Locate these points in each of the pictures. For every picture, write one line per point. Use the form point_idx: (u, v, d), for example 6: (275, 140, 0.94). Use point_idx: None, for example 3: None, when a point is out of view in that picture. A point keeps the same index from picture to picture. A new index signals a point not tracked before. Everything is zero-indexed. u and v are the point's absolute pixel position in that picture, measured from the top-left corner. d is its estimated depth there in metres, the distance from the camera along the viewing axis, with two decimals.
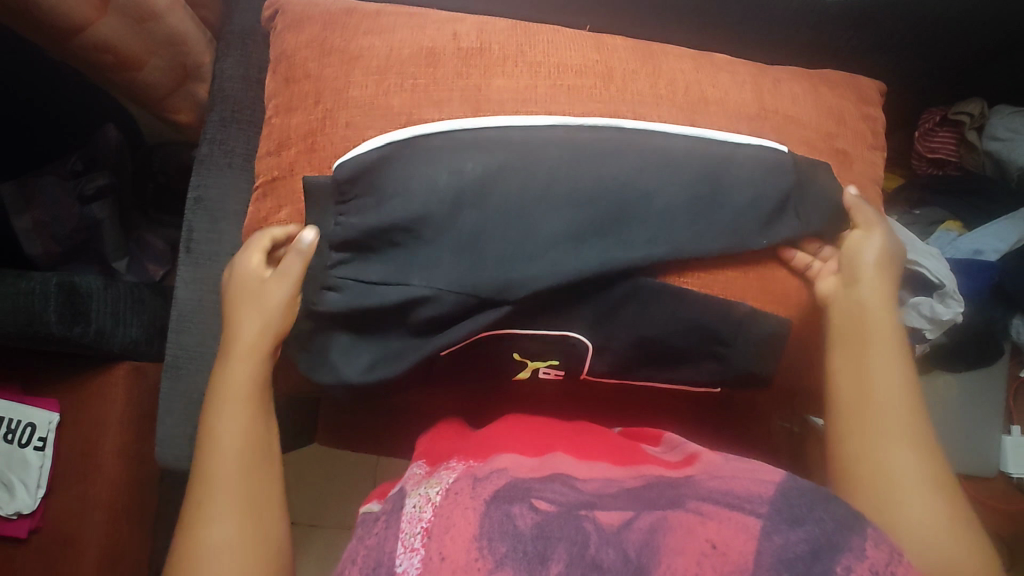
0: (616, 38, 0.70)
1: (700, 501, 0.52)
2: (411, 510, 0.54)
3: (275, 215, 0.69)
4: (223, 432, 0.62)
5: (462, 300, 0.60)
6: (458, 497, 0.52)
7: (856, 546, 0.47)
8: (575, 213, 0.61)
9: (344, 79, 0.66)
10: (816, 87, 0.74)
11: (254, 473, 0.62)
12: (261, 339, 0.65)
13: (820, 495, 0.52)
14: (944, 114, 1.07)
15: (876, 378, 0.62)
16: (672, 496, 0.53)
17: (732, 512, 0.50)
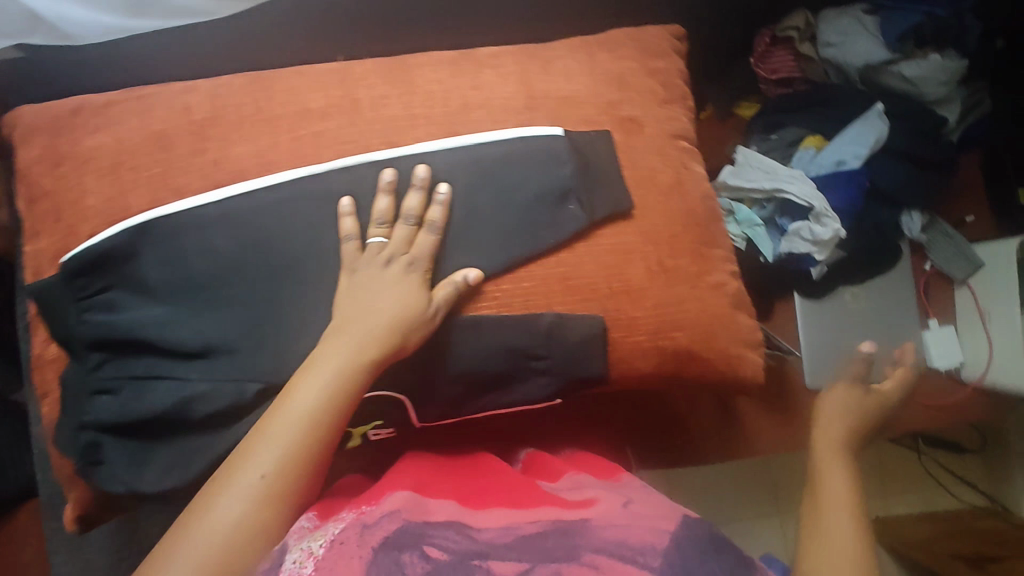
0: (363, 64, 0.66)
1: (595, 552, 0.47)
2: (288, 565, 0.46)
3: (48, 349, 0.63)
4: (299, 418, 0.51)
5: (240, 392, 0.57)
6: (343, 548, 0.47)
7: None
8: (344, 266, 0.59)
9: (77, 187, 0.61)
10: (591, 55, 0.70)
11: (293, 479, 0.50)
12: (405, 273, 0.57)
13: (711, 543, 0.49)
14: (773, 33, 1.04)
15: (833, 525, 0.58)
16: (566, 547, 0.47)
17: (625, 565, 0.46)
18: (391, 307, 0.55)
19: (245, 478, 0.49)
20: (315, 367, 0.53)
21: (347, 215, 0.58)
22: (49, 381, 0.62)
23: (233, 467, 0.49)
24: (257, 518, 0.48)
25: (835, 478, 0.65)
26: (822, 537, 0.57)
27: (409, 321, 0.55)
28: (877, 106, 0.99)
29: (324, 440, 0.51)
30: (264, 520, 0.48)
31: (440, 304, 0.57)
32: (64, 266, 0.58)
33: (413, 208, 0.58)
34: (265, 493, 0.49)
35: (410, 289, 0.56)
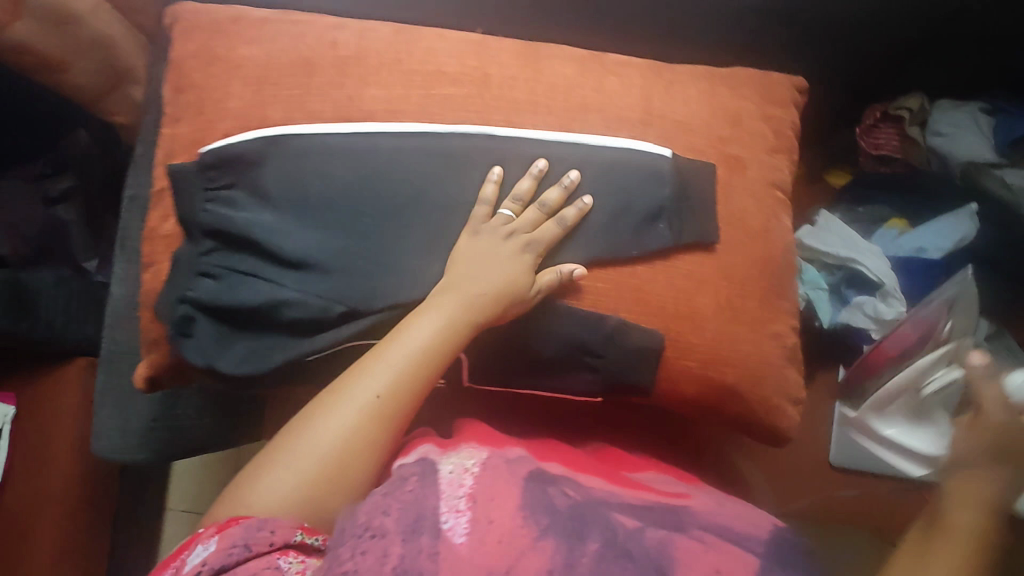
0: (499, 42, 0.70)
1: (702, 530, 0.54)
2: (447, 476, 0.56)
3: (162, 225, 0.69)
4: (414, 350, 0.58)
5: (325, 310, 0.63)
6: (496, 471, 0.57)
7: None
8: (445, 222, 0.64)
9: (224, 89, 0.67)
10: (712, 87, 0.73)
11: (400, 404, 0.57)
12: (525, 249, 0.61)
13: (800, 559, 0.54)
14: (884, 110, 1.01)
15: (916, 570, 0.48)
16: (675, 521, 0.55)
17: (729, 546, 0.53)
18: (502, 278, 0.60)
19: (361, 395, 0.57)
20: (426, 314, 0.59)
21: (492, 182, 0.63)
22: (155, 255, 0.69)
23: (350, 384, 0.57)
24: (370, 432, 0.56)
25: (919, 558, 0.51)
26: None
27: (508, 295, 0.60)
28: (972, 206, 0.99)
29: (429, 375, 0.58)
30: (376, 435, 0.56)
31: (542, 287, 0.62)
32: (202, 155, 0.63)
33: (551, 199, 0.63)
34: (380, 412, 0.57)
35: (518, 266, 0.61)
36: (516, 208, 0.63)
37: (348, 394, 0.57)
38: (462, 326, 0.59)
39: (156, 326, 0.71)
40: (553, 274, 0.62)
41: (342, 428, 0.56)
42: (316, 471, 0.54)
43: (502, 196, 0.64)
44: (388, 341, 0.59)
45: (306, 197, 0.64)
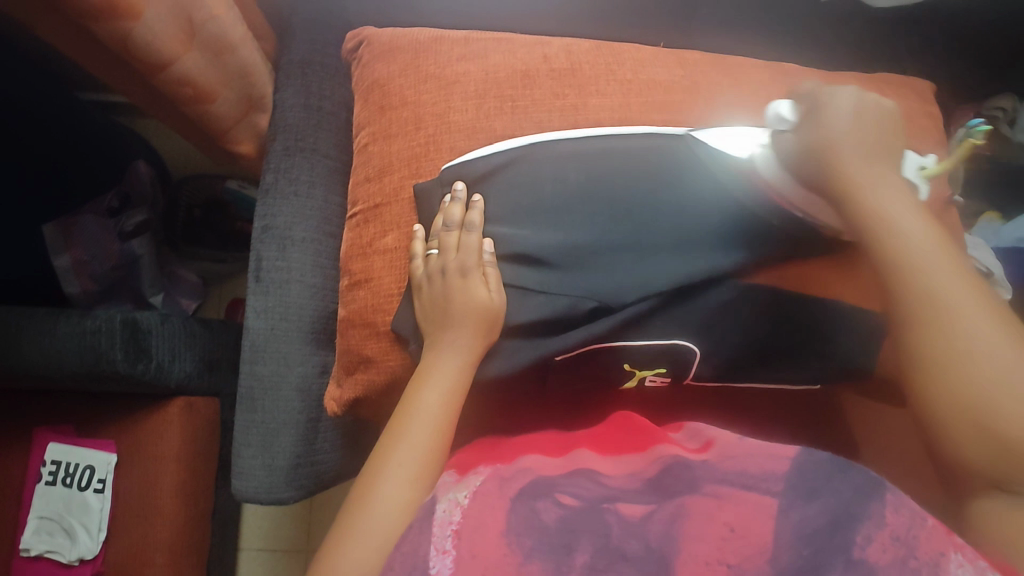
0: (692, 52, 0.74)
1: (717, 483, 0.53)
2: (441, 514, 0.53)
3: (381, 241, 0.68)
4: (423, 407, 0.60)
5: (571, 308, 0.61)
6: (486, 497, 0.53)
7: (874, 513, 0.49)
8: (681, 219, 0.63)
9: (444, 104, 0.68)
10: (879, 91, 0.78)
11: (433, 457, 0.59)
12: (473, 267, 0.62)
13: (836, 466, 0.53)
14: (978, 109, 1.08)
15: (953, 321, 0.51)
16: (688, 481, 0.53)
17: (747, 493, 0.51)
18: (467, 301, 0.61)
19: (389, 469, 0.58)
20: (443, 351, 0.62)
21: (457, 201, 0.64)
22: (375, 270, 0.68)
23: (380, 464, 0.58)
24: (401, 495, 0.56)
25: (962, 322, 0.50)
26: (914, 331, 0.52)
27: (489, 316, 0.62)
28: None
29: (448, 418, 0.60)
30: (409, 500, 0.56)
31: (499, 291, 0.63)
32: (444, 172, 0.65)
33: (454, 216, 0.63)
34: (415, 477, 0.57)
35: (474, 285, 0.62)
36: (443, 227, 0.64)
37: (379, 476, 0.57)
38: (449, 363, 0.61)
39: (375, 346, 0.69)
40: (495, 274, 0.63)
41: (390, 499, 0.56)
42: (374, 547, 0.53)
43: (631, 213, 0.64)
44: (399, 416, 0.61)
45: (544, 198, 0.64)
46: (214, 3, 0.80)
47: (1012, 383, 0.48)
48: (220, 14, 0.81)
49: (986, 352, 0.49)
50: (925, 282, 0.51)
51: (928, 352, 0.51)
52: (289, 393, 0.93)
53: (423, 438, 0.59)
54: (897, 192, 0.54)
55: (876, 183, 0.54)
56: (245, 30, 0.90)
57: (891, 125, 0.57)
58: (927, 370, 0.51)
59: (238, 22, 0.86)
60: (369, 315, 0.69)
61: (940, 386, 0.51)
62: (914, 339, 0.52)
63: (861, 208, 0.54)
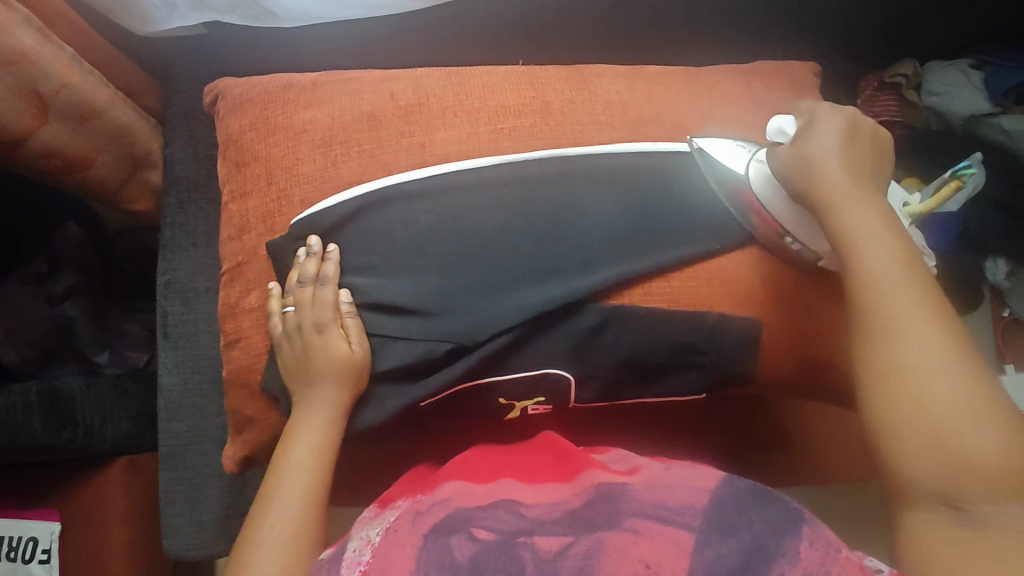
0: (547, 71, 0.73)
1: (634, 517, 0.50)
2: (351, 554, 0.52)
3: (246, 301, 0.68)
4: (300, 461, 0.61)
5: (429, 353, 0.62)
6: (396, 534, 0.52)
7: (790, 550, 0.47)
8: (530, 249, 0.63)
9: (292, 155, 0.67)
10: (749, 82, 0.76)
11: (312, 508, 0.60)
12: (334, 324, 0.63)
13: (755, 498, 0.52)
14: (880, 79, 1.10)
15: (902, 339, 0.53)
16: (608, 514, 0.51)
17: (665, 527, 0.49)
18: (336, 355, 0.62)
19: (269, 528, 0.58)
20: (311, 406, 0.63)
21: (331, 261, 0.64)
22: (243, 331, 0.68)
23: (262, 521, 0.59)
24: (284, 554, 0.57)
25: (912, 336, 0.53)
26: (870, 357, 0.55)
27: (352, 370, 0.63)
28: (978, 154, 1.01)
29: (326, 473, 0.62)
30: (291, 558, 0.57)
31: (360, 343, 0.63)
32: (293, 227, 0.65)
33: (309, 272, 0.63)
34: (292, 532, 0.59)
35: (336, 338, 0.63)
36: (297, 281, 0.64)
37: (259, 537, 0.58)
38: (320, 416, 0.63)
39: (253, 405, 0.68)
40: (354, 326, 0.63)
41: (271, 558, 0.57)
42: None
43: None
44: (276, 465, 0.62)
45: (397, 242, 0.63)
46: (63, 70, 0.74)
47: (942, 398, 0.51)
48: (74, 81, 0.76)
49: (933, 371, 0.52)
50: (894, 310, 0.54)
51: (885, 361, 0.53)
52: (210, 446, 0.91)
53: (297, 498, 0.60)
54: (874, 218, 0.57)
55: (856, 203, 0.58)
56: (112, 89, 0.84)
57: (850, 138, 0.61)
58: (879, 379, 0.54)
59: (100, 84, 0.81)
60: (244, 377, 0.68)
61: (887, 402, 0.53)
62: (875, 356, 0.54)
63: (845, 225, 0.57)
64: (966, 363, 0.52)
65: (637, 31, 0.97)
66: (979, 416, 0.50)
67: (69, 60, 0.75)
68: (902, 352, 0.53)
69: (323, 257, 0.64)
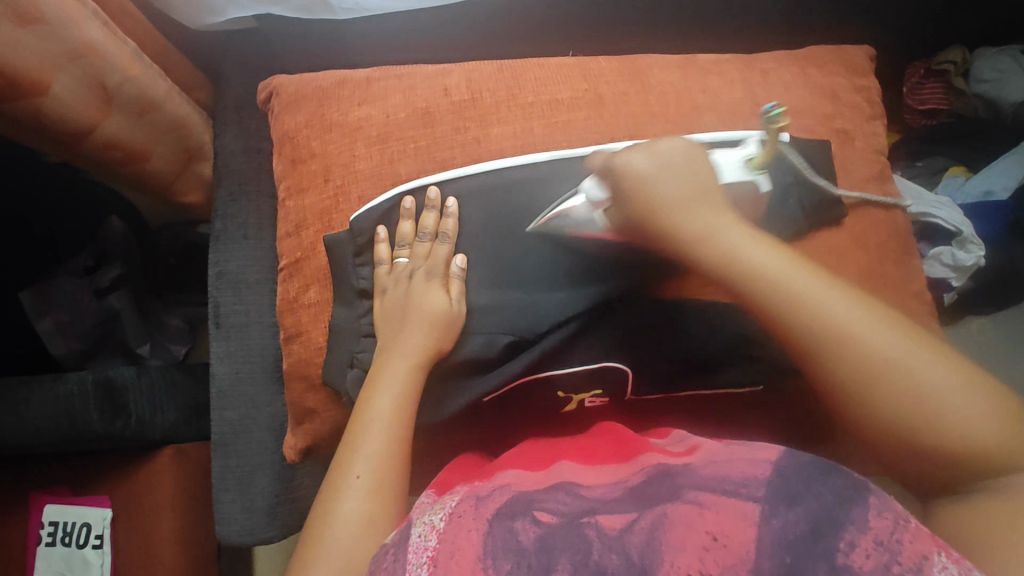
0: (599, 62, 0.72)
1: (698, 490, 0.49)
2: (415, 540, 0.49)
3: (305, 295, 0.69)
4: (375, 415, 0.57)
5: (488, 346, 0.62)
6: (461, 520, 0.50)
7: (859, 519, 0.45)
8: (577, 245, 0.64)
9: (349, 153, 0.68)
10: (804, 68, 0.74)
11: (392, 467, 0.55)
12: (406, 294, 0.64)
13: (820, 470, 0.49)
14: (927, 66, 1.07)
15: (860, 340, 0.51)
16: (670, 489, 0.50)
17: (729, 499, 0.48)
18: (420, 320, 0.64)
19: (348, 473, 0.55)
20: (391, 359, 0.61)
21: (382, 242, 0.64)
22: (302, 324, 0.69)
23: (333, 484, 0.55)
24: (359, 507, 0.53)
25: (869, 333, 0.51)
26: (833, 366, 0.52)
27: (444, 324, 0.61)
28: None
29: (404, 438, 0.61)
30: (369, 511, 0.53)
31: (459, 297, 0.62)
32: (352, 224, 0.65)
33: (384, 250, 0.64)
34: (366, 487, 0.54)
35: (431, 292, 0.61)
36: (385, 257, 0.64)
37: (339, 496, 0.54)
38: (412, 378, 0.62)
39: (314, 397, 0.70)
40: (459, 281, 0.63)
41: (355, 514, 0.53)
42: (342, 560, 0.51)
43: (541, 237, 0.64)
44: (352, 426, 0.57)
45: (447, 233, 0.63)
46: (126, 63, 0.75)
47: (922, 389, 0.50)
48: (136, 74, 0.77)
49: (909, 375, 0.50)
50: (841, 316, 0.52)
51: (851, 371, 0.51)
52: (260, 435, 0.92)
53: (380, 444, 0.56)
54: (737, 226, 0.55)
55: (704, 212, 0.54)
56: (170, 82, 0.85)
57: (695, 166, 0.56)
58: (860, 386, 0.51)
59: (159, 77, 0.82)
60: (304, 368, 0.69)
61: (873, 409, 0.51)
62: (835, 370, 0.52)
63: (691, 244, 0.54)
64: (917, 337, 0.52)
65: (683, 19, 0.96)
66: (953, 391, 0.50)
67: (132, 53, 0.76)
68: (873, 355, 0.51)
69: (441, 211, 0.64)
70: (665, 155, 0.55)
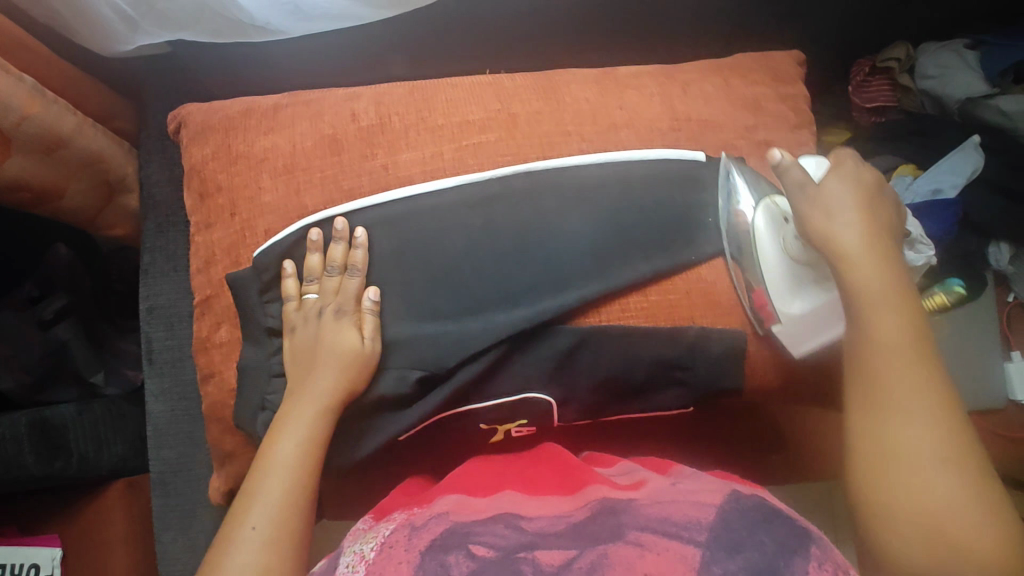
0: (514, 80, 0.70)
1: (639, 530, 0.47)
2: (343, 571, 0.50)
3: (216, 334, 0.67)
4: (281, 460, 0.55)
5: (402, 381, 0.60)
6: (390, 551, 0.49)
7: (799, 569, 0.44)
8: (495, 271, 0.62)
9: (254, 186, 0.66)
10: (727, 79, 0.72)
11: (294, 519, 0.53)
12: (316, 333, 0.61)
13: (761, 516, 0.49)
14: (872, 63, 1.05)
15: (884, 365, 0.52)
16: (612, 529, 0.48)
17: (669, 541, 0.46)
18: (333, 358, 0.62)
19: (244, 523, 0.51)
20: (302, 396, 0.58)
21: (289, 277, 0.62)
22: (215, 365, 0.66)
23: (228, 533, 0.51)
24: (258, 560, 0.49)
25: (896, 369, 0.52)
26: (851, 375, 0.54)
27: (355, 363, 0.59)
28: (975, 137, 0.97)
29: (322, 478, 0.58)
30: (269, 564, 0.50)
31: (371, 336, 0.60)
32: (256, 260, 0.63)
33: (292, 286, 0.62)
34: (264, 537, 0.51)
35: (341, 330, 0.59)
36: (292, 295, 0.62)
37: (233, 546, 0.50)
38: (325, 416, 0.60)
39: (231, 440, 0.67)
40: (372, 319, 0.60)
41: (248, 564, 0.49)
42: None
43: (456, 265, 0.62)
44: (255, 471, 0.55)
45: (353, 266, 0.61)
46: (22, 101, 0.72)
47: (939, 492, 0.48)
48: (35, 111, 0.74)
49: (904, 410, 0.51)
50: (878, 340, 0.53)
51: (859, 387, 0.53)
52: (199, 473, 0.91)
53: (282, 493, 0.53)
54: (869, 238, 0.55)
55: (853, 219, 0.55)
56: (80, 115, 0.83)
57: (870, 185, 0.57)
58: (867, 403, 0.53)
59: (68, 111, 0.80)
60: (219, 410, 0.67)
61: (862, 427, 0.53)
62: (851, 374, 0.54)
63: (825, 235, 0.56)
64: (951, 405, 0.51)
65: (617, 29, 0.94)
66: (944, 463, 0.49)
67: (30, 90, 0.74)
68: (892, 384, 0.52)
69: (349, 243, 0.62)
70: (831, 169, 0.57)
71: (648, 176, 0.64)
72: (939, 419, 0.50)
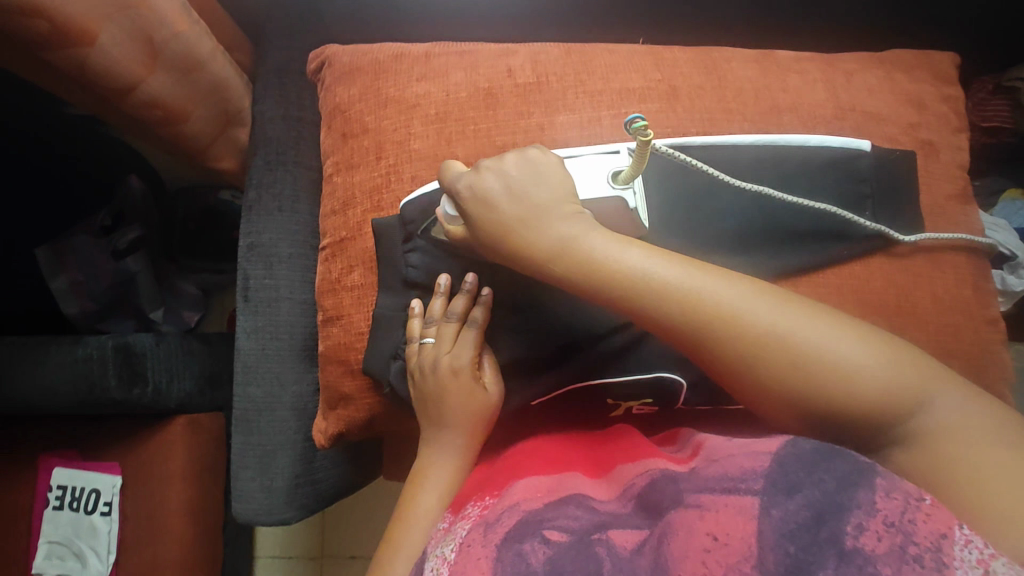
0: (674, 52, 0.68)
1: (698, 491, 0.42)
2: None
3: (348, 277, 0.66)
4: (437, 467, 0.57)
5: (542, 346, 0.61)
6: (470, 548, 0.44)
7: (863, 504, 0.39)
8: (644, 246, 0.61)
9: (405, 130, 0.65)
10: (889, 74, 0.70)
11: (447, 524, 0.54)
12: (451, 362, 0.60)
13: (825, 451, 0.42)
14: (995, 81, 1.01)
15: (746, 317, 0.48)
16: (671, 491, 0.43)
17: (728, 496, 0.41)
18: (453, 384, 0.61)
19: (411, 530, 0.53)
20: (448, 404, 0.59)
21: (438, 296, 0.60)
22: (343, 307, 0.66)
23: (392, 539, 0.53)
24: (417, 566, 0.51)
25: (748, 313, 0.49)
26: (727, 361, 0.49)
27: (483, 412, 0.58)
28: None
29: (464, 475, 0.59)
30: None
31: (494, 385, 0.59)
32: (403, 211, 0.61)
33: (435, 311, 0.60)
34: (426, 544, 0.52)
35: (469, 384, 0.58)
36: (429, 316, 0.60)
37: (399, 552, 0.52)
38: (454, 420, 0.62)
39: (350, 382, 0.66)
40: (490, 363, 0.60)
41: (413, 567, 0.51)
42: None
43: None
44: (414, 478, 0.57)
45: None
46: (176, 18, 0.71)
47: (865, 378, 0.46)
48: (185, 30, 0.73)
49: (799, 345, 0.48)
50: (725, 300, 0.49)
51: (749, 361, 0.48)
52: (284, 414, 0.88)
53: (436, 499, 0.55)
54: (586, 223, 0.52)
55: (556, 215, 0.52)
56: (214, 41, 0.80)
57: (537, 175, 0.54)
58: (755, 377, 0.49)
59: (205, 34, 0.77)
60: (341, 351, 0.66)
61: (774, 398, 0.49)
62: (723, 356, 0.49)
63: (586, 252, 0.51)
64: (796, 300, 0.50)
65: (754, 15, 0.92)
66: (852, 345, 0.47)
67: (182, 7, 0.72)
68: (759, 327, 0.48)
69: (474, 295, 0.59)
70: (524, 169, 0.54)
71: (808, 160, 0.62)
72: (810, 316, 0.49)
